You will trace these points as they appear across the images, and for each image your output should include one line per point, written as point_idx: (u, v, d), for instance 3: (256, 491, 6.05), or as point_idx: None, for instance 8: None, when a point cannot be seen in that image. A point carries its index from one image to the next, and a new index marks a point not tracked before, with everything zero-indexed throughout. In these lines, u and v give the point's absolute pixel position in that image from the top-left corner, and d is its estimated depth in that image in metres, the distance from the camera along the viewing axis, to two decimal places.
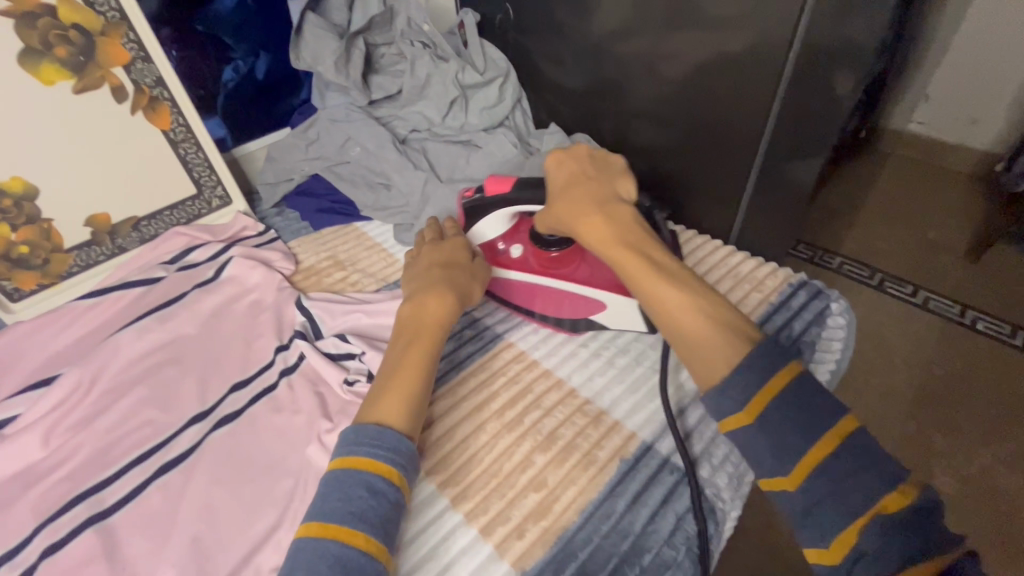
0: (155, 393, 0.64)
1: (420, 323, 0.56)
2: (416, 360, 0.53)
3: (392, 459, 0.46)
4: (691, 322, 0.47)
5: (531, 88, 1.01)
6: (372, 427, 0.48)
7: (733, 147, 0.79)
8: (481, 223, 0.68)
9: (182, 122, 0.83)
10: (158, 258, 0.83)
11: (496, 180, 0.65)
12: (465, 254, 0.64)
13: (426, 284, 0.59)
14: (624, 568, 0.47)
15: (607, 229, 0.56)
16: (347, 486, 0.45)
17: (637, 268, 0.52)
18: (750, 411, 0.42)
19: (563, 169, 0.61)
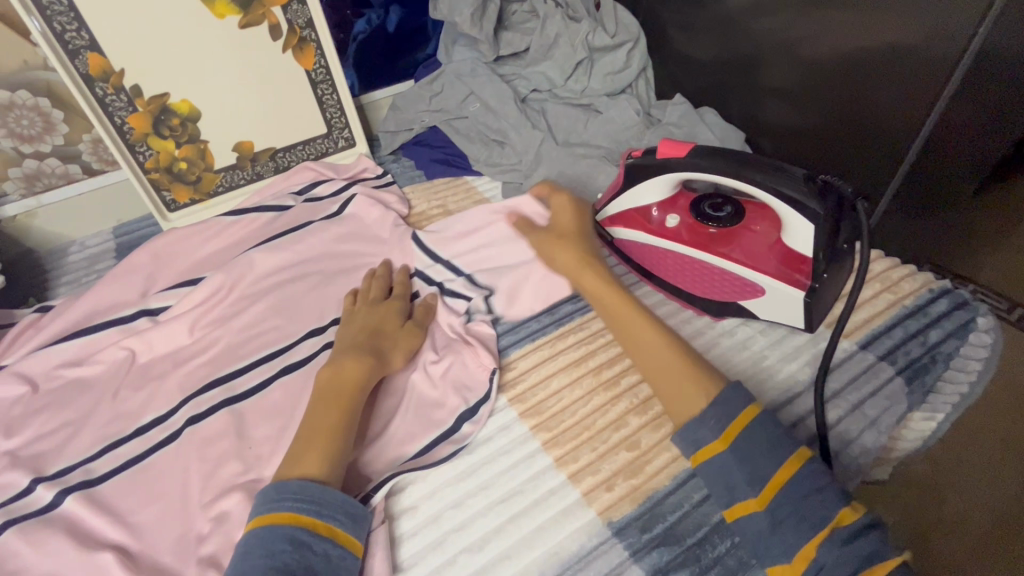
0: (282, 304, 0.70)
1: (338, 384, 0.52)
2: (333, 420, 0.49)
3: (314, 508, 0.43)
4: (672, 362, 0.52)
5: (658, 58, 0.97)
6: (295, 480, 0.44)
7: (880, 136, 0.72)
8: (639, 185, 0.66)
9: (323, 64, 0.89)
10: (288, 187, 0.90)
11: (673, 144, 0.61)
12: (394, 317, 0.60)
13: (349, 347, 0.56)
14: (713, 539, 0.46)
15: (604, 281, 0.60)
16: (269, 542, 0.41)
17: (629, 312, 0.57)
18: (725, 441, 0.45)
19: (570, 223, 0.68)
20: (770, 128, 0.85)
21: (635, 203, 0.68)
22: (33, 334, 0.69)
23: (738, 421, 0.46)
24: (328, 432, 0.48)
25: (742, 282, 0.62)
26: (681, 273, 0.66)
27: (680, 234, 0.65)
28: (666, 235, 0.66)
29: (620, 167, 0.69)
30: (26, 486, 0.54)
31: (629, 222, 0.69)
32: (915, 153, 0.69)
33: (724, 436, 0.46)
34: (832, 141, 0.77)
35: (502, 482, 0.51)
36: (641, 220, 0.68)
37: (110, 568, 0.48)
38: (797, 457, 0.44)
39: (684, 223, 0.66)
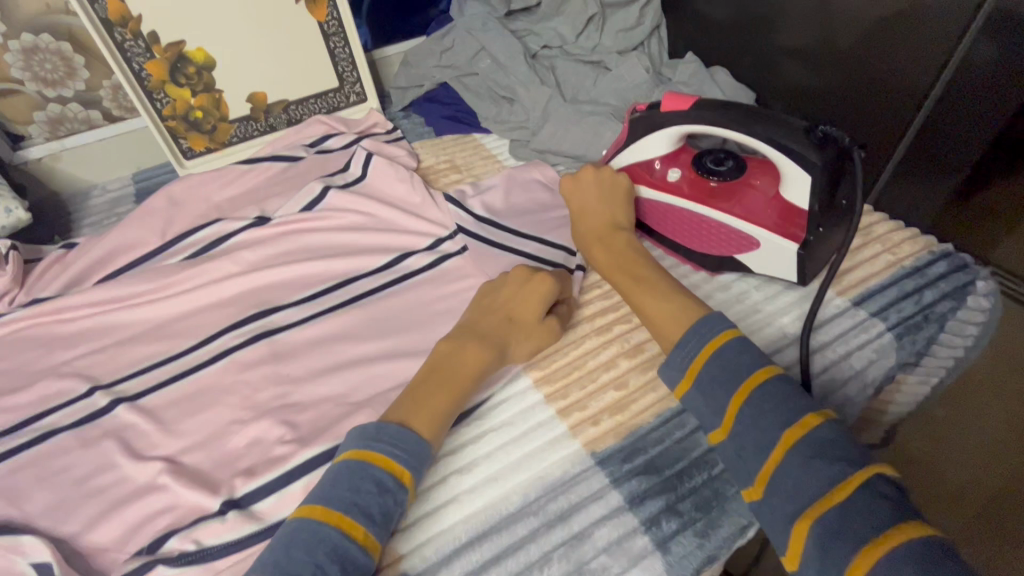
0: (295, 249, 0.73)
1: (458, 365, 0.51)
2: (443, 402, 0.49)
3: (408, 461, 0.45)
4: (668, 325, 0.52)
5: (672, 16, 0.95)
6: (395, 426, 0.46)
7: (892, 95, 0.71)
8: (644, 139, 0.66)
9: (336, 16, 0.89)
10: (300, 140, 0.92)
11: (674, 97, 0.62)
12: (538, 303, 0.56)
13: (480, 329, 0.54)
14: (691, 472, 0.48)
15: (613, 258, 0.60)
16: (358, 479, 0.43)
17: (630, 287, 0.57)
18: (686, 380, 0.48)
19: (580, 198, 0.65)
20: (779, 90, 0.84)
21: (637, 157, 0.68)
22: (58, 270, 0.72)
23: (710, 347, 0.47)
24: (436, 409, 0.48)
25: (739, 236, 0.62)
26: (679, 227, 0.66)
27: (681, 188, 0.66)
28: (666, 190, 0.66)
29: (624, 122, 0.69)
30: (54, 403, 0.58)
31: (631, 177, 0.69)
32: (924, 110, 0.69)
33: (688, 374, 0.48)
34: (841, 103, 0.77)
35: (492, 415, 0.53)
36: (643, 175, 0.68)
37: (131, 476, 0.52)
38: (756, 376, 0.45)
39: (685, 177, 0.66)
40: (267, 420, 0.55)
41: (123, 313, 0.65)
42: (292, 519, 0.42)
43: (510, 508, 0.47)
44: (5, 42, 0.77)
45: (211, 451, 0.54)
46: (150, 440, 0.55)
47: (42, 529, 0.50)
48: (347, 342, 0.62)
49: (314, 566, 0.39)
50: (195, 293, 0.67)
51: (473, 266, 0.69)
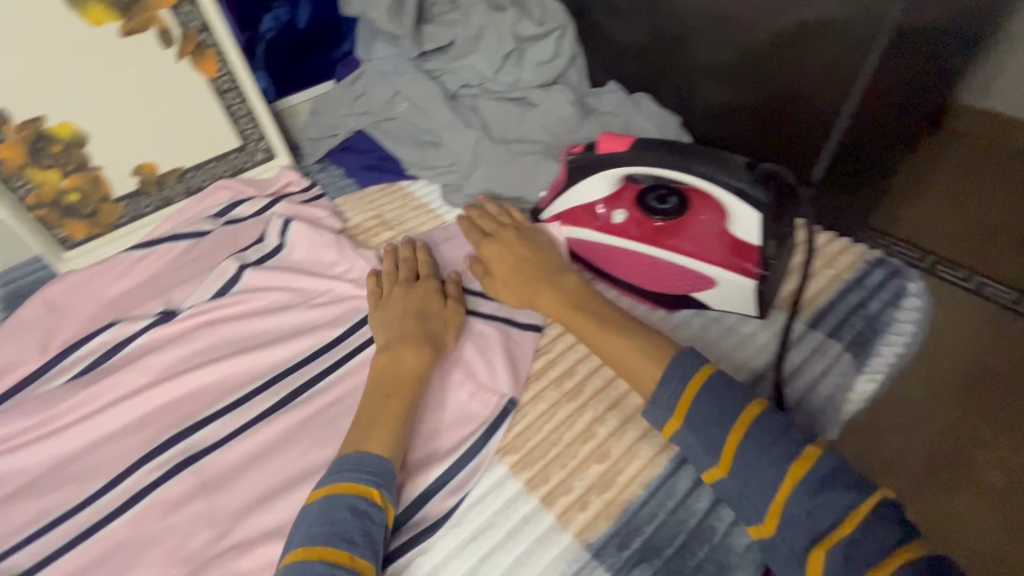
0: (215, 345, 0.64)
1: (395, 374, 0.52)
2: (395, 409, 0.49)
3: (376, 480, 0.45)
4: (633, 361, 0.50)
5: (588, 43, 0.94)
6: (355, 454, 0.46)
7: (809, 113, 0.74)
8: (585, 181, 0.64)
9: (227, 71, 0.80)
10: (203, 211, 0.82)
11: (610, 138, 0.60)
12: (435, 298, 0.60)
13: (399, 338, 0.55)
14: (691, 546, 0.46)
15: (557, 295, 0.58)
16: (331, 510, 0.42)
17: (587, 326, 0.55)
18: (677, 416, 0.46)
19: (496, 252, 0.63)
20: (701, 110, 0.85)
21: (578, 199, 0.66)
22: None
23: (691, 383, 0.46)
24: (390, 416, 0.49)
25: (692, 273, 0.61)
26: (630, 270, 0.65)
27: (629, 230, 0.63)
28: (613, 232, 0.64)
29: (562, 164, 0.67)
30: None
31: (573, 220, 0.67)
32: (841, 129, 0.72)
33: (677, 410, 0.46)
34: (765, 120, 0.78)
35: (470, 519, 0.48)
36: (586, 218, 0.66)
37: None
38: (699, 374, 0.46)
39: (631, 217, 0.64)
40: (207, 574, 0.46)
41: (7, 461, 0.54)
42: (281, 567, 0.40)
43: None
44: None
45: None
46: None
47: None
48: (291, 451, 0.54)
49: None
50: (96, 421, 0.56)
51: None
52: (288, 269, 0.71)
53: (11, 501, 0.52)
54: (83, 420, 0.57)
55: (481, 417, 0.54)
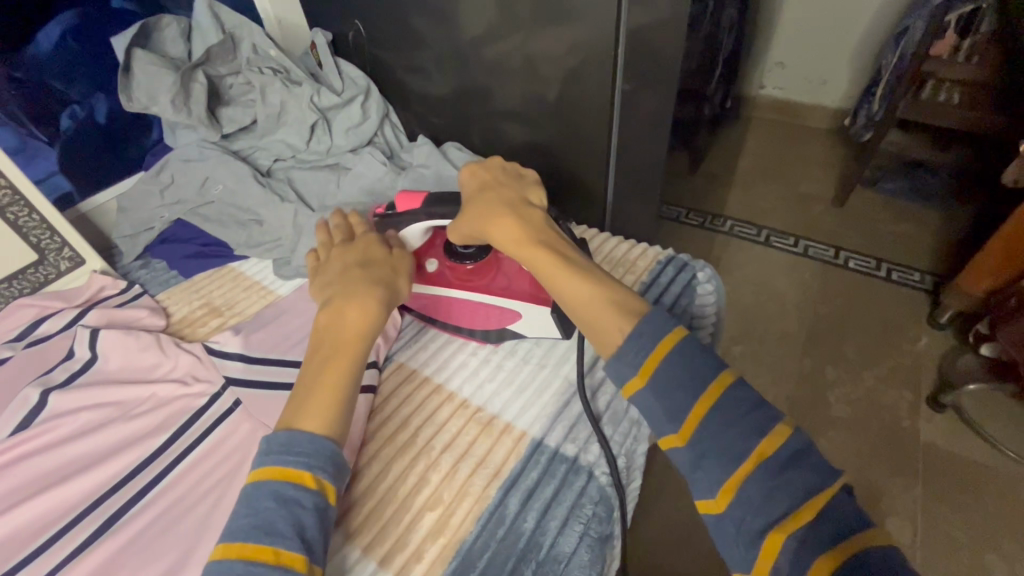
0: (18, 487, 0.59)
1: (338, 332, 0.54)
2: (342, 367, 0.52)
3: (302, 463, 0.47)
4: (595, 305, 0.51)
5: (399, 100, 0.99)
6: (283, 433, 0.48)
7: (588, 141, 0.84)
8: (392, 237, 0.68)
9: (5, 184, 0.75)
10: (3, 336, 0.77)
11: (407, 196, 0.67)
12: (379, 248, 0.62)
13: (342, 291, 0.57)
14: (521, 567, 0.49)
15: (517, 226, 0.57)
16: (256, 500, 0.46)
17: (546, 260, 0.55)
18: (642, 375, 0.47)
19: (472, 184, 0.63)
20: (508, 148, 0.93)
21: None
22: None
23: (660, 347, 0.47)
24: (335, 375, 0.52)
25: (504, 310, 0.65)
26: (454, 312, 0.68)
27: (443, 275, 0.68)
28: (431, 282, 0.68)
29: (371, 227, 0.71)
30: None
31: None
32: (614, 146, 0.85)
33: (641, 372, 0.47)
34: (562, 149, 0.88)
35: None
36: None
37: None
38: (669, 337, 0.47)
39: (443, 264, 0.69)
40: None
41: None
42: (210, 562, 0.44)
43: None
44: None
45: None
46: None
47: None
48: None
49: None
50: None
51: (253, 423, 0.63)
52: (100, 383, 0.67)
53: None
54: None
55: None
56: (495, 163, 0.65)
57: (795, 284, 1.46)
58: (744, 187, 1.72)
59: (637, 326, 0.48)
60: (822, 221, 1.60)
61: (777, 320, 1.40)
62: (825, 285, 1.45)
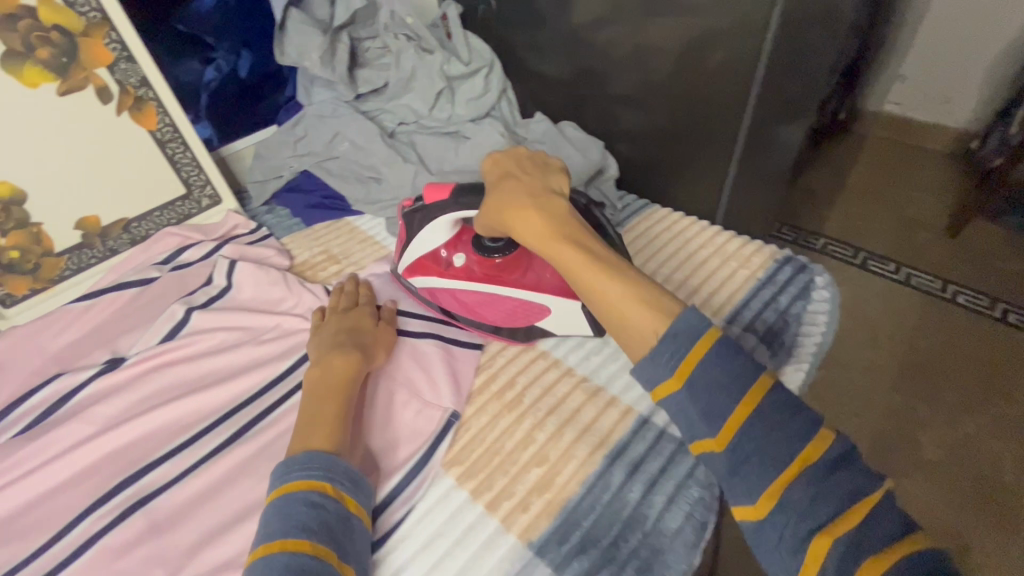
0: (164, 389, 0.65)
1: (329, 383, 0.54)
2: (329, 411, 0.52)
3: (324, 473, 0.47)
4: (631, 309, 0.45)
5: (516, 78, 1.01)
6: (302, 454, 0.48)
7: (713, 131, 0.81)
8: (423, 231, 0.65)
9: (169, 122, 0.82)
10: (150, 259, 0.84)
11: (435, 187, 0.64)
12: (368, 317, 0.64)
13: (331, 349, 0.58)
14: (626, 534, 0.49)
15: (542, 219, 0.52)
16: (287, 506, 0.44)
17: (575, 259, 0.49)
18: (680, 376, 0.41)
19: (495, 177, 0.59)
20: (624, 133, 0.92)
21: (422, 249, 0.67)
22: None
23: (703, 343, 0.41)
24: (331, 415, 0.52)
25: (537, 306, 0.64)
26: (481, 309, 0.66)
27: (473, 270, 0.65)
28: (457, 277, 0.66)
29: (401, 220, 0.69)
30: None
31: (422, 271, 0.67)
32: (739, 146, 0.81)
33: (680, 372, 0.41)
34: (679, 139, 0.86)
35: (419, 531, 0.51)
36: (433, 266, 0.67)
37: None
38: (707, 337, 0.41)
39: (471, 259, 0.66)
40: None
41: None
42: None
43: None
44: None
45: None
46: None
47: None
48: (240, 486, 0.55)
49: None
50: (40, 476, 0.56)
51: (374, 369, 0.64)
52: (235, 309, 0.73)
53: None
54: (28, 474, 0.57)
55: (426, 435, 0.58)
56: (519, 154, 0.60)
57: (891, 313, 1.36)
58: (847, 204, 1.59)
59: (674, 326, 0.42)
60: (934, 251, 1.47)
61: (870, 345, 1.31)
62: (930, 316, 1.34)
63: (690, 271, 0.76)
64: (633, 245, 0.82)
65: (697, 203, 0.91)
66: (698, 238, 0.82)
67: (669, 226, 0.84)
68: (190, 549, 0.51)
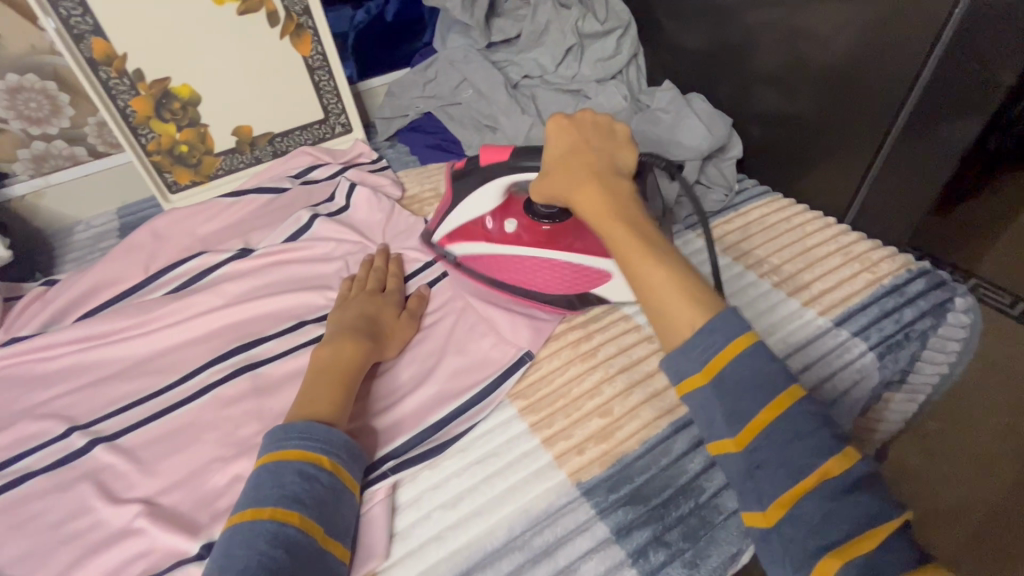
0: (280, 281, 0.73)
1: (335, 362, 0.53)
2: (331, 394, 0.50)
3: (322, 447, 0.46)
4: (668, 298, 0.41)
5: (650, 44, 0.98)
6: (301, 422, 0.47)
7: (860, 121, 0.73)
8: (472, 195, 0.64)
9: (320, 51, 0.90)
10: (286, 171, 0.93)
11: (494, 147, 0.61)
12: (390, 308, 0.62)
13: (345, 329, 0.57)
14: (678, 500, 0.48)
15: (602, 196, 0.48)
16: (278, 475, 0.43)
17: (626, 238, 0.45)
18: (705, 372, 0.38)
19: (561, 144, 0.53)
20: (757, 114, 0.85)
21: (466, 215, 0.65)
22: (41, 308, 0.71)
23: (732, 349, 0.38)
24: (326, 402, 0.50)
25: (587, 270, 0.63)
26: (530, 276, 0.64)
27: (522, 237, 0.64)
28: (506, 242, 0.64)
29: (448, 180, 0.66)
30: (29, 446, 0.57)
31: (465, 235, 0.66)
32: (888, 145, 0.71)
33: (708, 369, 0.38)
34: (817, 126, 0.78)
35: (476, 446, 0.53)
36: (477, 236, 0.65)
37: (108, 518, 0.51)
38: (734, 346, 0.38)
39: (521, 225, 0.64)
40: (249, 461, 0.53)
41: (104, 351, 0.65)
42: (221, 536, 0.41)
43: (494, 543, 0.46)
44: None
45: (192, 491, 0.52)
46: (129, 480, 0.53)
47: None
48: None
49: (254, 559, 0.39)
50: (179, 327, 0.67)
51: (462, 305, 0.65)
52: (348, 224, 0.79)
53: (104, 383, 0.62)
54: (169, 326, 0.67)
55: (498, 365, 0.59)
56: (588, 121, 0.55)
57: None
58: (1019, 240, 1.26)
59: (712, 320, 0.39)
60: None
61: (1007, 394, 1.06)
62: None
63: (804, 265, 0.71)
64: (744, 229, 0.77)
65: (827, 198, 0.82)
66: (820, 232, 0.75)
67: (788, 217, 0.78)
68: (281, 415, 0.58)
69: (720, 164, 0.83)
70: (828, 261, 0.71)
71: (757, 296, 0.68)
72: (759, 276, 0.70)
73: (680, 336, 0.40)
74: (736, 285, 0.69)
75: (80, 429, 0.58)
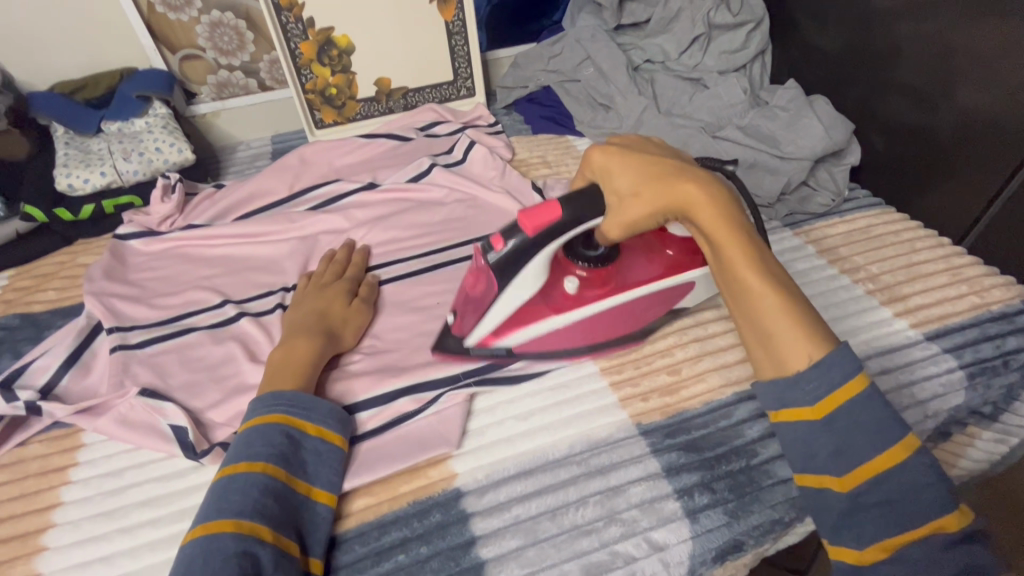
0: (398, 214, 0.83)
1: (287, 358, 0.54)
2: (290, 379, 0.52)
3: (308, 414, 0.50)
4: (788, 332, 0.43)
5: (780, 44, 0.97)
6: (289, 390, 0.51)
7: (994, 145, 0.70)
8: (516, 279, 0.52)
9: (461, 17, 0.99)
10: (412, 123, 1.01)
11: (532, 212, 0.48)
12: (340, 299, 0.63)
13: (297, 330, 0.58)
14: (731, 457, 0.51)
15: (711, 215, 0.46)
16: (268, 435, 0.47)
17: (746, 265, 0.45)
18: (819, 410, 0.41)
19: (627, 162, 0.48)
20: (882, 122, 0.82)
21: (517, 301, 0.54)
22: (209, 205, 0.85)
23: (846, 390, 0.41)
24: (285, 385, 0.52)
25: (649, 300, 0.59)
26: (605, 328, 0.58)
27: (586, 297, 0.56)
28: (568, 306, 0.56)
29: (477, 260, 0.51)
30: (194, 308, 0.71)
31: (518, 320, 0.56)
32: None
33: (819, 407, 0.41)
34: (949, 141, 0.74)
35: (549, 376, 0.59)
36: (535, 314, 0.56)
37: (248, 372, 0.62)
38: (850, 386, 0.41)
39: (581, 285, 0.56)
40: None
41: (255, 246, 0.78)
42: (211, 486, 0.45)
43: (556, 454, 0.52)
44: (199, 16, 0.93)
45: None
46: (266, 348, 0.65)
47: (180, 400, 0.61)
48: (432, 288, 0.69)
49: (249, 504, 0.43)
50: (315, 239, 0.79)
51: None
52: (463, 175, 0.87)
53: (253, 271, 0.75)
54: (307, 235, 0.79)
55: None
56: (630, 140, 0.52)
57: None
58: None
59: (830, 352, 0.42)
60: None
61: None
62: None
63: (904, 279, 0.69)
64: (846, 236, 0.76)
65: (944, 217, 0.78)
66: (930, 249, 0.73)
67: (896, 230, 0.76)
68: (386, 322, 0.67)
69: (832, 169, 0.82)
70: (934, 279, 0.69)
71: (847, 299, 0.67)
72: (853, 281, 0.70)
73: (797, 369, 0.42)
74: (827, 286, 0.69)
75: (233, 302, 0.71)
